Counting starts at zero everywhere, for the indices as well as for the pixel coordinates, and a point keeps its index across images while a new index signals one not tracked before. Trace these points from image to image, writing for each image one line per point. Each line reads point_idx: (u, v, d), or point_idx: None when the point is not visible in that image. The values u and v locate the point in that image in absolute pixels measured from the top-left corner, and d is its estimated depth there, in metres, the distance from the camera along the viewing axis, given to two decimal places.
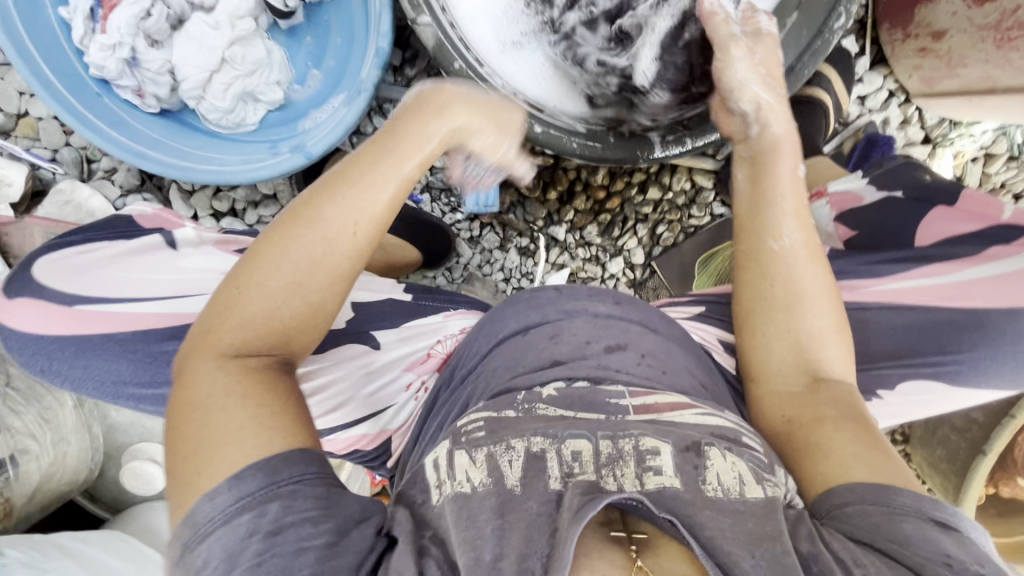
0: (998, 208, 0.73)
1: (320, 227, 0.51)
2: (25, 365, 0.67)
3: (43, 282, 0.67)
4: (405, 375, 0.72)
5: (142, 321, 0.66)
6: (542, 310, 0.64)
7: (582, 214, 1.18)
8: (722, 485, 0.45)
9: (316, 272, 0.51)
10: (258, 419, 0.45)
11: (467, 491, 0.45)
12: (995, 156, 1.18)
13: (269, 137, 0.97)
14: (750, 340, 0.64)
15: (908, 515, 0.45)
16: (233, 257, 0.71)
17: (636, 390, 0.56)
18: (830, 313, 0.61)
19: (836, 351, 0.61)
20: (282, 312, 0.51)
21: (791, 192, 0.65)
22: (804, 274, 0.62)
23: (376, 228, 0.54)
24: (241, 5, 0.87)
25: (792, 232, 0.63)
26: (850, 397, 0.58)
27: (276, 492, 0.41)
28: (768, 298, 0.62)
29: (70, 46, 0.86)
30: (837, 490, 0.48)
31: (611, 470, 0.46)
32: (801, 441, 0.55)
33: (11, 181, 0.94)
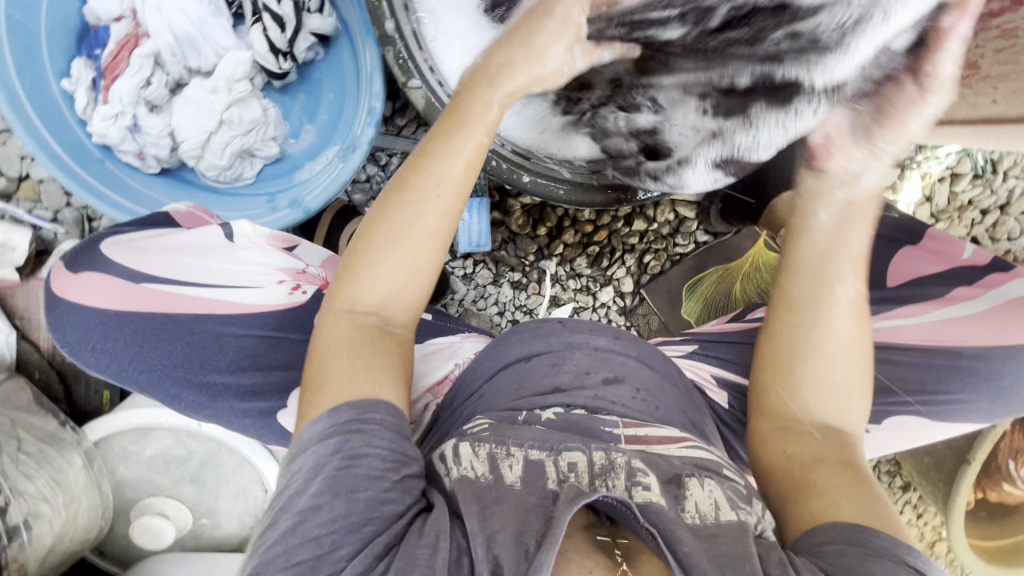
0: (958, 248, 0.84)
1: (417, 198, 0.59)
2: (75, 350, 0.72)
3: (112, 256, 0.73)
4: (426, 395, 0.80)
5: (204, 306, 0.74)
6: (547, 339, 0.71)
7: (571, 247, 1.22)
8: (698, 511, 0.53)
9: (412, 241, 0.59)
10: (368, 359, 0.58)
11: (472, 476, 0.56)
12: (960, 175, 1.24)
13: (266, 190, 1.00)
14: (776, 384, 0.66)
15: (874, 548, 0.50)
16: (285, 256, 0.79)
17: (629, 422, 0.64)
18: (857, 363, 0.64)
19: (853, 404, 0.64)
20: (382, 278, 0.60)
21: (855, 252, 0.62)
22: (839, 329, 0.64)
23: (459, 195, 0.60)
24: (237, 68, 0.90)
25: (851, 286, 0.63)
26: (854, 443, 0.63)
27: (357, 428, 0.53)
28: (801, 350, 0.65)
29: (74, 117, 0.90)
30: (820, 528, 0.54)
31: (603, 480, 0.55)
32: (800, 479, 0.60)
33: (14, 246, 0.94)
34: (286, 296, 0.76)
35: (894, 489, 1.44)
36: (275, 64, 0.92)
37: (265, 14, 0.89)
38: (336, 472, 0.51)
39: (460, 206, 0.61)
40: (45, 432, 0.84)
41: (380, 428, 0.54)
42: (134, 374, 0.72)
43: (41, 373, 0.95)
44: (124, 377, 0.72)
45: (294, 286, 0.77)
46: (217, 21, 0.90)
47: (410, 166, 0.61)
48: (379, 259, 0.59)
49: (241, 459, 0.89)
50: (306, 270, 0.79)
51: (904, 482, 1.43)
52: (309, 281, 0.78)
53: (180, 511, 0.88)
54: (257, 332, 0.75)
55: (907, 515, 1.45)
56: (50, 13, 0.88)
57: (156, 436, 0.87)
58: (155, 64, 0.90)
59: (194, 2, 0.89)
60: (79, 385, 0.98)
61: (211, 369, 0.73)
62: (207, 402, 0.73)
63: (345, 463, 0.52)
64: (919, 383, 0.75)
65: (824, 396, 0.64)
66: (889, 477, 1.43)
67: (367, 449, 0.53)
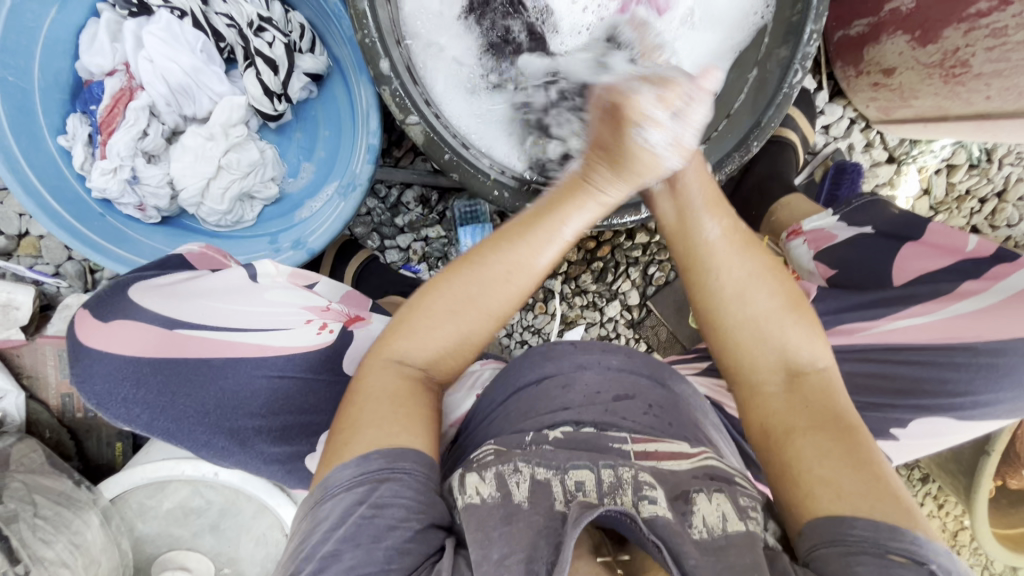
0: (962, 239, 0.79)
1: (490, 284, 0.57)
2: (103, 404, 0.60)
3: (141, 300, 0.62)
4: (452, 428, 0.70)
5: (237, 350, 0.63)
6: (557, 359, 0.64)
7: (576, 264, 1.21)
8: (706, 526, 0.46)
9: (473, 317, 0.58)
10: (410, 410, 0.54)
11: (478, 501, 0.47)
12: (956, 166, 1.23)
13: (268, 231, 0.99)
14: (721, 347, 0.60)
15: (866, 549, 0.44)
16: (309, 295, 0.70)
17: (638, 436, 0.56)
18: (777, 295, 0.58)
19: (797, 333, 0.57)
20: (436, 341, 0.58)
21: (705, 189, 0.62)
22: (741, 267, 0.59)
23: (528, 288, 0.59)
24: (232, 114, 0.91)
25: (715, 224, 0.60)
26: (831, 390, 0.56)
27: (387, 477, 0.49)
28: (717, 293, 0.59)
29: (73, 174, 0.90)
30: (808, 528, 0.47)
31: (612, 497, 0.48)
32: (779, 462, 0.52)
33: (18, 304, 0.94)
34: (315, 337, 0.66)
35: (914, 483, 1.42)
36: (270, 106, 0.92)
37: (257, 58, 0.89)
38: (362, 520, 0.47)
39: (525, 296, 0.60)
40: (60, 494, 0.84)
41: (408, 478, 0.49)
42: (163, 424, 0.60)
43: (52, 433, 0.94)
44: (155, 429, 0.61)
45: (321, 324, 0.67)
46: (210, 69, 0.90)
47: (491, 243, 0.58)
48: (439, 322, 0.57)
49: (260, 503, 0.85)
50: (330, 307, 0.70)
51: (923, 475, 1.41)
52: (335, 318, 0.69)
53: (201, 564, 0.85)
54: (290, 373, 0.65)
55: (928, 507, 1.44)
56: (42, 72, 0.88)
57: (173, 488, 0.85)
58: (151, 116, 0.90)
59: (187, 51, 0.88)
60: (90, 439, 0.97)
61: (247, 413, 0.63)
62: (239, 447, 0.62)
63: (370, 512, 0.47)
64: (937, 384, 0.74)
65: (767, 342, 0.57)
66: (908, 470, 1.41)
67: (393, 497, 0.48)
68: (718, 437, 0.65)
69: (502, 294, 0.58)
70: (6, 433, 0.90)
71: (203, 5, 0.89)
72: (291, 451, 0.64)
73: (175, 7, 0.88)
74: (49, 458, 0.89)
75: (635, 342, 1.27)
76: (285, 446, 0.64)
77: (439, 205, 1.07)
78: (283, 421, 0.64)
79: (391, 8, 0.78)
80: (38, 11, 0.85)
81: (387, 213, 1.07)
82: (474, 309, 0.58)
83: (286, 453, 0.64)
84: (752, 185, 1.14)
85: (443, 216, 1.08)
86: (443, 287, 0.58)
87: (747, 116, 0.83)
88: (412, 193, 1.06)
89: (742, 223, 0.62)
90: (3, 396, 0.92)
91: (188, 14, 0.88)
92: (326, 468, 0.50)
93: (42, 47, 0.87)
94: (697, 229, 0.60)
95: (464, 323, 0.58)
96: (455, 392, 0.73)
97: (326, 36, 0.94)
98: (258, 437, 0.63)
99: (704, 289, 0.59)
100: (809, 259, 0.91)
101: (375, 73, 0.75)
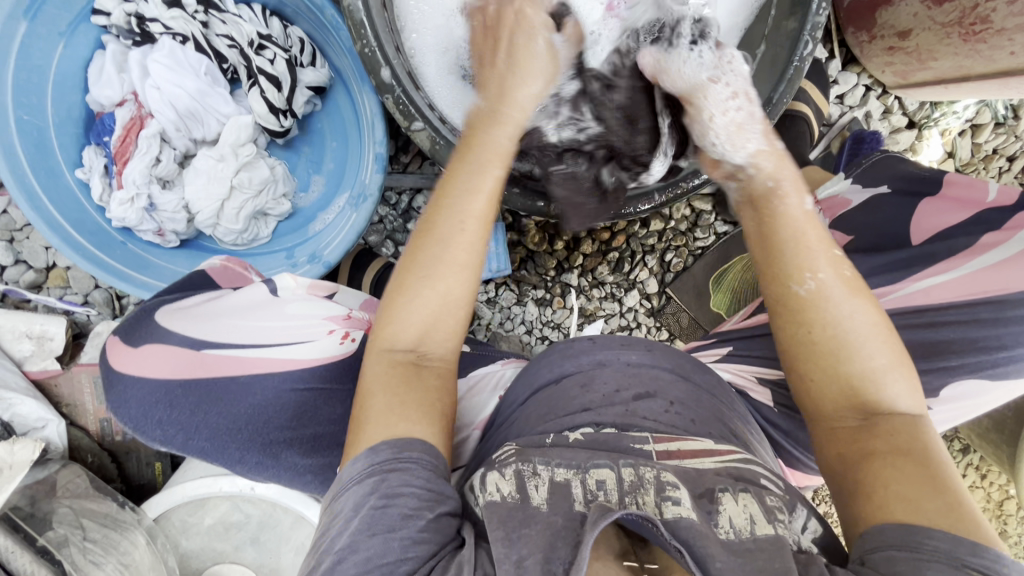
0: (982, 191, 0.76)
1: (451, 234, 0.57)
2: (139, 427, 0.60)
3: (169, 325, 0.63)
4: (476, 431, 0.69)
5: (263, 365, 0.63)
6: (575, 359, 0.64)
7: (591, 256, 1.20)
8: (733, 526, 0.46)
9: (449, 277, 0.57)
10: (405, 396, 0.54)
11: (498, 498, 0.48)
12: (981, 126, 1.19)
13: (284, 246, 1.01)
14: (802, 375, 0.58)
15: (940, 559, 0.43)
16: (329, 303, 0.72)
17: (659, 435, 0.55)
18: (883, 347, 0.55)
19: (898, 385, 0.55)
20: (420, 311, 0.57)
21: (810, 231, 0.58)
22: (845, 312, 0.55)
23: (488, 226, 0.58)
24: (240, 134, 0.92)
25: (824, 266, 0.56)
26: (922, 435, 0.52)
27: (395, 468, 0.49)
28: (808, 342, 0.56)
29: (92, 205, 0.92)
30: (871, 533, 0.46)
31: (634, 498, 0.48)
32: (855, 483, 0.51)
33: (52, 335, 0.98)
34: (338, 347, 0.67)
35: (955, 454, 1.38)
36: (277, 123, 0.93)
37: (260, 77, 0.90)
38: (374, 511, 0.47)
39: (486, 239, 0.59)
40: (107, 516, 0.87)
41: (416, 467, 0.49)
42: (198, 442, 0.60)
43: (94, 457, 0.97)
44: (191, 449, 0.60)
45: (344, 335, 0.68)
46: (216, 91, 0.91)
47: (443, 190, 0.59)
48: (409, 305, 0.56)
49: (298, 514, 0.87)
50: (352, 315, 0.71)
51: (963, 445, 1.38)
52: (357, 326, 0.70)
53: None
54: (313, 385, 0.65)
55: (971, 477, 1.40)
56: (55, 108, 0.90)
57: (213, 504, 0.87)
58: (162, 142, 0.91)
59: (192, 75, 0.89)
60: (130, 460, 1.00)
61: (274, 430, 0.62)
62: (271, 460, 0.61)
63: (382, 502, 0.47)
64: (968, 344, 0.69)
65: (864, 387, 0.55)
66: (948, 442, 1.38)
67: (402, 487, 0.48)
68: (746, 431, 0.64)
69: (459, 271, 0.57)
70: (50, 459, 0.91)
71: (204, 27, 0.90)
72: (321, 465, 0.63)
73: (177, 33, 0.89)
74: (93, 483, 0.92)
75: (656, 330, 1.25)
76: (314, 459, 0.63)
77: None
78: (312, 431, 0.63)
79: (388, 14, 0.78)
80: (46, 49, 0.87)
81: (400, 219, 1.08)
82: (443, 288, 0.57)
83: (316, 467, 0.63)
84: None
85: None
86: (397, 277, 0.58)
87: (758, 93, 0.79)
88: (423, 198, 1.06)
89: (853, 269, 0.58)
90: (44, 425, 0.92)
91: (189, 38, 0.89)
92: (343, 465, 0.51)
93: (53, 83, 0.89)
94: (798, 277, 0.57)
95: (441, 303, 0.57)
96: (478, 395, 0.73)
97: (326, 48, 0.94)
98: (287, 451, 0.62)
99: (810, 334, 0.56)
100: None
101: (377, 81, 0.75)
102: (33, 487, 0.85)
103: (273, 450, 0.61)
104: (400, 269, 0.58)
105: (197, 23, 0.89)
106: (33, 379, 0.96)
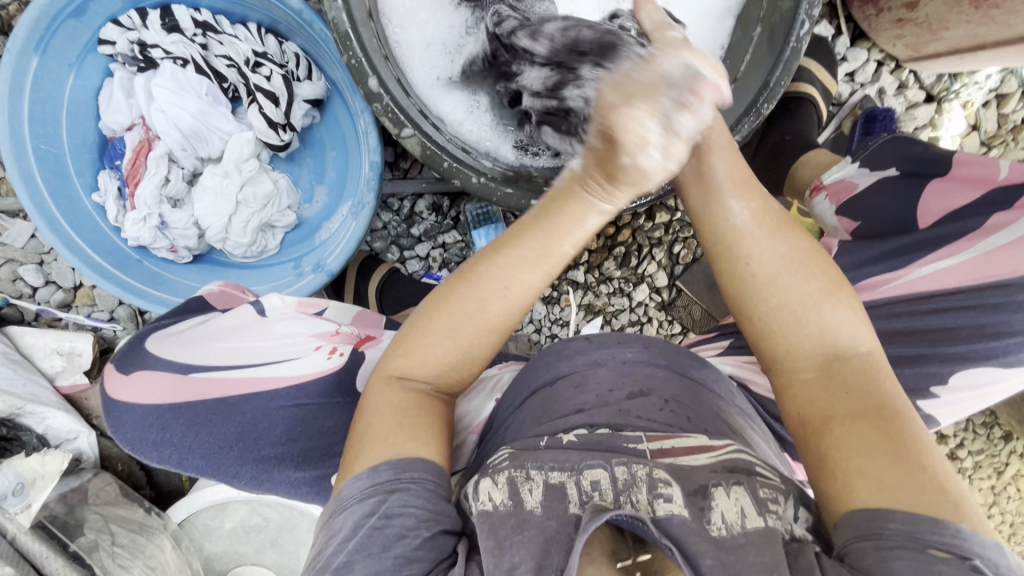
0: (994, 167, 0.71)
1: (485, 297, 0.56)
2: (138, 450, 0.62)
3: (157, 351, 0.67)
4: (473, 436, 0.69)
5: (252, 385, 0.66)
6: (571, 359, 0.63)
7: (597, 252, 1.18)
8: (725, 522, 0.45)
9: (478, 329, 0.57)
10: (415, 424, 0.54)
11: (489, 507, 0.47)
12: (1008, 96, 1.12)
13: (292, 256, 1.03)
14: (753, 326, 0.56)
15: (902, 542, 0.41)
16: (315, 321, 0.74)
17: (654, 434, 0.54)
18: (817, 277, 0.55)
19: (836, 315, 0.54)
20: (438, 357, 0.57)
21: (732, 171, 0.59)
22: (769, 249, 0.56)
23: (524, 297, 0.57)
24: (243, 149, 0.94)
25: (744, 207, 0.57)
26: (871, 375, 0.52)
27: (397, 487, 0.49)
28: (750, 283, 0.56)
29: (109, 226, 0.96)
30: (843, 520, 0.44)
31: (628, 496, 0.47)
32: (818, 459, 0.49)
33: (80, 351, 1.03)
34: (326, 362, 0.69)
35: (996, 442, 1.31)
36: (276, 137, 0.95)
37: (258, 93, 0.93)
38: (373, 531, 0.47)
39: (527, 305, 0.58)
40: (135, 522, 0.91)
41: (417, 487, 0.49)
42: (194, 460, 0.62)
43: (124, 465, 1.02)
44: (188, 466, 0.62)
45: (331, 350, 0.70)
46: (217, 110, 0.94)
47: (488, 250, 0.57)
48: (439, 341, 0.57)
49: (313, 517, 0.89)
50: (339, 331, 0.74)
51: (1005, 433, 1.30)
52: (344, 342, 0.72)
53: None
54: (306, 401, 0.67)
55: (1016, 467, 1.32)
56: (70, 136, 0.94)
57: (233, 508, 0.91)
58: (170, 162, 0.95)
59: (193, 96, 0.92)
60: (158, 468, 1.05)
61: (269, 442, 0.64)
62: (265, 475, 0.63)
63: (381, 522, 0.48)
64: (975, 326, 0.66)
65: (803, 327, 0.54)
66: (987, 429, 1.31)
67: (402, 507, 0.48)
68: (749, 428, 0.62)
69: (490, 329, 0.57)
70: (83, 469, 0.96)
71: (202, 49, 0.93)
72: (319, 475, 0.64)
73: (177, 57, 0.92)
74: (122, 489, 0.96)
75: (668, 323, 1.24)
76: (307, 470, 0.64)
77: (452, 211, 1.09)
78: (304, 445, 0.65)
79: (376, 25, 0.78)
80: (57, 81, 0.91)
81: (403, 225, 1.09)
82: (477, 333, 0.57)
83: (314, 476, 0.64)
84: (769, 149, 1.07)
85: (458, 220, 1.09)
86: (436, 308, 0.57)
87: (753, 79, 0.78)
88: (424, 202, 1.08)
89: (775, 203, 0.59)
90: (76, 437, 0.97)
91: (189, 61, 0.92)
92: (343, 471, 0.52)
93: (67, 113, 0.94)
94: (726, 215, 0.58)
95: (470, 349, 0.57)
96: (474, 397, 0.72)
97: (321, 61, 0.96)
98: (285, 461, 0.63)
99: (755, 273, 0.56)
100: (832, 214, 0.85)
101: (365, 91, 0.75)
102: (68, 495, 0.90)
103: (267, 464, 0.63)
104: (438, 298, 0.58)
105: (196, 45, 0.93)
106: (63, 394, 1.02)
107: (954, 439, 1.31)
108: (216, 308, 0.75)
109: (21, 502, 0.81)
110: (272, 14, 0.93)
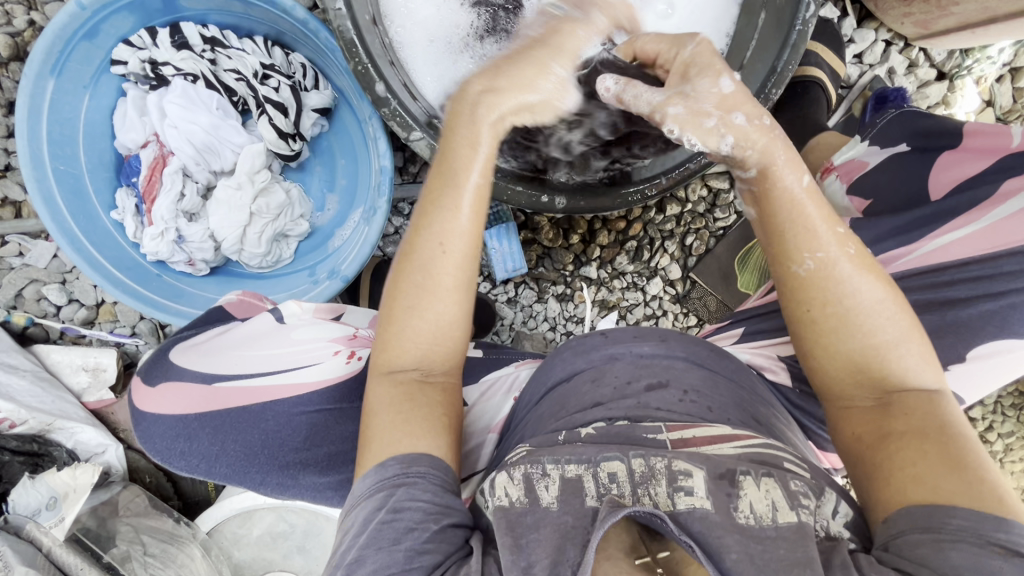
0: (1006, 135, 0.71)
1: (433, 257, 0.56)
2: (167, 460, 0.64)
3: (182, 362, 0.68)
4: (491, 436, 0.69)
5: (270, 394, 0.67)
6: (587, 355, 0.63)
7: (609, 248, 1.18)
8: (753, 512, 0.45)
9: (437, 299, 0.56)
10: (407, 418, 0.53)
11: (506, 504, 0.47)
12: (1022, 69, 1.10)
13: (307, 264, 1.04)
14: (810, 344, 0.55)
15: (964, 538, 0.41)
16: (333, 327, 0.74)
17: (673, 423, 0.54)
18: (897, 318, 0.52)
19: (912, 357, 0.52)
20: (416, 339, 0.57)
21: (816, 202, 0.54)
22: (856, 291, 0.52)
23: (474, 240, 0.57)
24: (255, 160, 0.96)
25: (830, 241, 0.53)
26: (937, 408, 0.50)
27: (402, 482, 0.49)
28: (812, 316, 0.54)
29: (128, 242, 0.99)
30: (895, 516, 0.44)
31: (646, 489, 0.47)
32: (873, 466, 0.49)
33: (105, 366, 1.05)
34: (344, 366, 0.69)
35: None
36: (287, 147, 0.97)
37: (267, 105, 0.94)
38: (381, 525, 0.47)
39: (475, 250, 0.57)
40: (165, 532, 0.93)
41: (422, 481, 0.50)
42: (221, 468, 0.63)
43: (151, 477, 1.04)
44: (215, 475, 0.64)
45: (349, 353, 0.71)
46: (228, 123, 0.96)
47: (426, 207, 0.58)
48: (407, 320, 0.57)
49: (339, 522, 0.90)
50: (357, 335, 0.74)
51: None
52: (361, 345, 0.72)
53: None
54: (325, 403, 0.67)
55: None
56: (88, 156, 0.97)
57: (259, 516, 0.92)
58: (184, 177, 0.97)
59: (204, 112, 0.94)
60: (184, 479, 1.07)
61: (291, 448, 0.65)
62: (291, 481, 0.64)
63: (389, 516, 0.48)
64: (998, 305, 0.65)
65: (880, 365, 0.52)
66: (1019, 411, 1.28)
67: (409, 500, 0.48)
68: (779, 421, 0.62)
69: (451, 287, 0.56)
70: (113, 481, 0.97)
71: (212, 64, 0.95)
72: (341, 479, 0.64)
73: (187, 73, 0.94)
74: (151, 500, 0.97)
75: (683, 317, 1.22)
76: (332, 474, 0.64)
77: None
78: (328, 446, 0.65)
79: (380, 30, 0.79)
80: (74, 102, 0.93)
81: None
82: (440, 300, 0.56)
83: (334, 482, 0.64)
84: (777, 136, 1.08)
85: None
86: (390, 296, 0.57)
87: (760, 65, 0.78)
88: None
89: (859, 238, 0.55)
90: (105, 450, 0.98)
91: (199, 76, 0.95)
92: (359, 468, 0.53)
93: (84, 134, 0.96)
94: (799, 250, 0.54)
95: (439, 322, 0.57)
96: (492, 397, 0.73)
97: (326, 70, 0.98)
98: (306, 467, 0.64)
99: (816, 312, 0.54)
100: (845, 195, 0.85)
101: (373, 96, 0.76)
102: (99, 508, 0.91)
103: (291, 470, 0.64)
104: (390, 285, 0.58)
105: (205, 61, 0.95)
106: (90, 409, 1.04)
107: (984, 422, 1.28)
108: (237, 319, 0.76)
109: (54, 516, 0.83)
110: (277, 26, 0.94)
